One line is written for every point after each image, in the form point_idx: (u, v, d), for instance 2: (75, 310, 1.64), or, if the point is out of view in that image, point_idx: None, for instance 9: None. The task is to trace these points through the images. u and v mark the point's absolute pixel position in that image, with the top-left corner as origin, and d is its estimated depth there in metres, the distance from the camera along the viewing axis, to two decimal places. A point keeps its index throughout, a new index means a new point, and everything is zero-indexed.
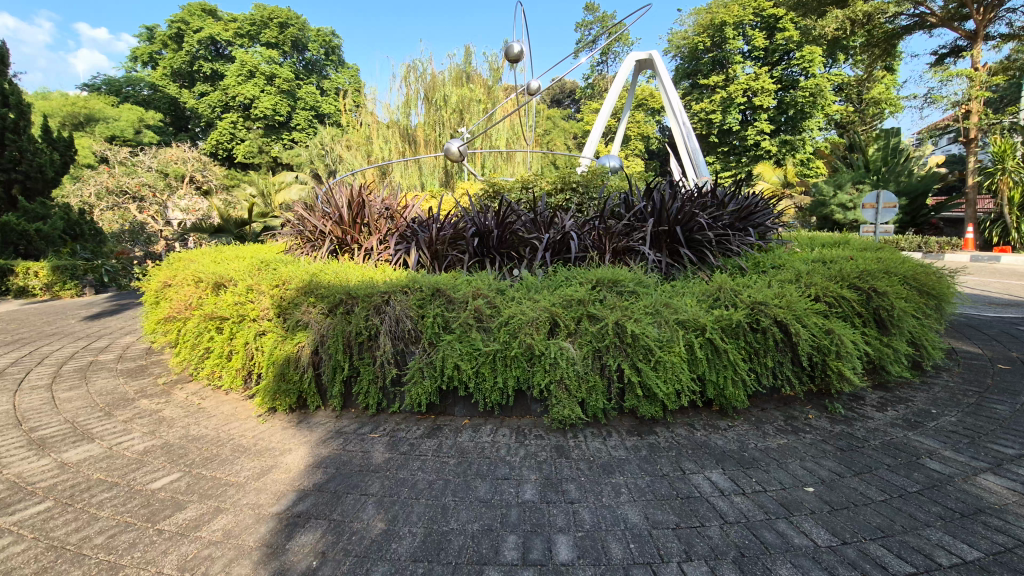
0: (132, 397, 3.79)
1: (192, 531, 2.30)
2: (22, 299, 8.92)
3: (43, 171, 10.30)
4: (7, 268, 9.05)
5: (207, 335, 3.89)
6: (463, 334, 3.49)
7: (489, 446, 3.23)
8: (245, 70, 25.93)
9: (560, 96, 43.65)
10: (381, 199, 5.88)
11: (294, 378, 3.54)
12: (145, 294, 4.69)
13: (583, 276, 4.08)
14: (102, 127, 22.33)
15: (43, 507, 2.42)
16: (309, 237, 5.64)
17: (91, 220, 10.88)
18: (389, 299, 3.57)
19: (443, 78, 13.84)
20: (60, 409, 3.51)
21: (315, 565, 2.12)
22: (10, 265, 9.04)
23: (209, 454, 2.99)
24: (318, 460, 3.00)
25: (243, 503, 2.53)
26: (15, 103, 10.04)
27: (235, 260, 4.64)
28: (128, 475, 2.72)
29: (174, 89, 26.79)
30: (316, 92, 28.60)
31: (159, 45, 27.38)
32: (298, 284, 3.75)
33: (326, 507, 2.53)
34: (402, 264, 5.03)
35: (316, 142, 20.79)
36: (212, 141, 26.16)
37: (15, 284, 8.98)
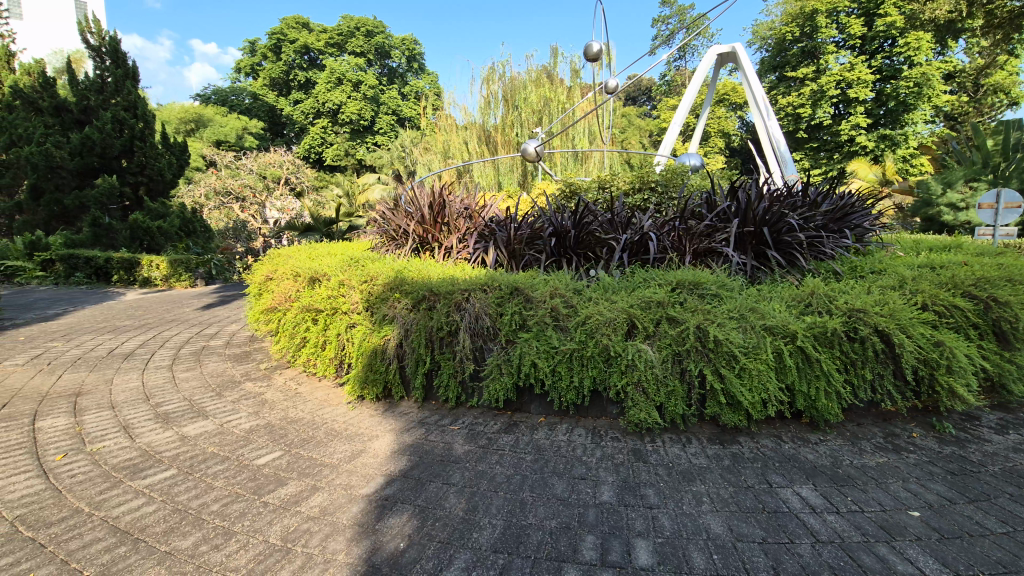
0: (239, 380, 4.16)
1: (293, 505, 2.50)
2: (145, 288, 10.02)
3: (163, 174, 11.37)
4: (134, 261, 10.20)
5: (304, 326, 4.20)
6: (541, 333, 3.52)
7: (564, 445, 3.24)
8: (335, 77, 27.58)
9: (637, 93, 42.64)
10: (460, 199, 6.04)
11: (381, 369, 3.75)
12: (250, 286, 5.13)
13: (662, 277, 3.99)
14: (210, 133, 24.56)
15: (169, 474, 2.71)
16: (393, 236, 5.90)
17: (202, 219, 12.01)
18: (469, 296, 3.68)
19: (522, 78, 14.02)
20: (179, 388, 3.91)
21: (402, 547, 2.23)
22: (137, 259, 10.19)
23: (306, 436, 3.23)
24: (402, 447, 3.15)
25: (337, 483, 2.71)
26: (145, 113, 11.28)
27: (327, 256, 4.95)
28: (238, 450, 2.99)
29: (272, 97, 28.99)
30: (397, 97, 29.82)
31: (260, 56, 29.70)
32: (385, 280, 3.94)
33: (412, 492, 2.65)
34: (480, 262, 5.16)
35: (399, 144, 21.73)
36: (305, 145, 28.04)
37: (140, 275, 10.11)
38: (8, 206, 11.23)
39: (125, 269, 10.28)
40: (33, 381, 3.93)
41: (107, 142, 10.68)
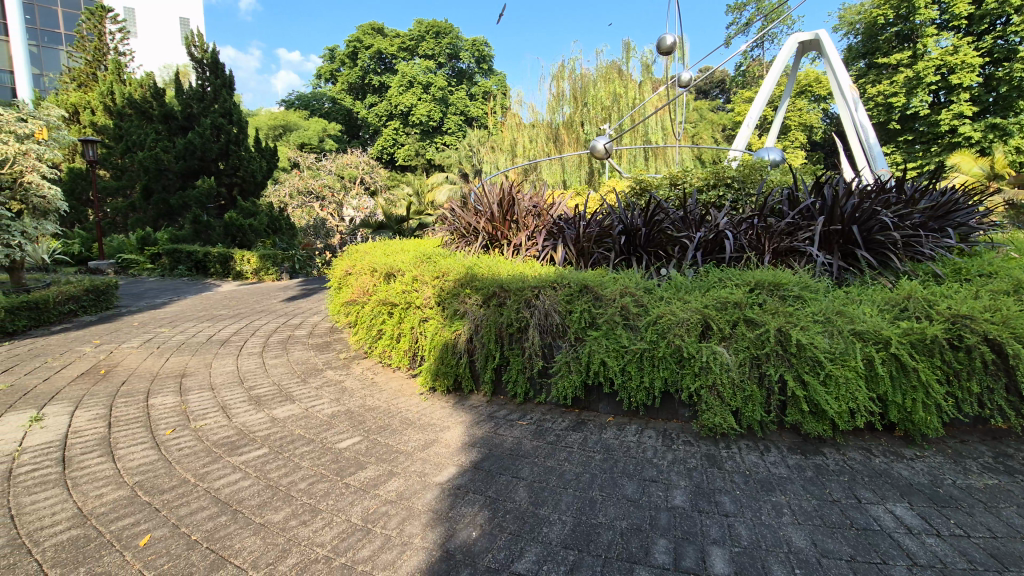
0: (321, 368, 4.42)
1: (372, 489, 2.62)
2: (238, 281, 10.85)
3: (254, 175, 12.23)
4: (228, 256, 11.05)
5: (380, 318, 4.39)
6: (610, 331, 3.48)
7: (634, 446, 3.18)
8: (406, 81, 28.55)
9: (710, 87, 41.00)
10: (529, 197, 6.06)
11: (452, 362, 3.85)
12: (331, 280, 5.43)
13: (739, 276, 3.81)
14: (295, 137, 26.20)
15: (261, 452, 2.93)
16: (463, 233, 6.04)
17: (287, 217, 12.81)
18: (539, 293, 3.70)
19: (592, 75, 13.89)
20: (268, 373, 4.21)
21: (475, 535, 2.28)
22: (230, 253, 11.02)
23: (382, 423, 3.38)
24: (473, 439, 3.22)
25: (412, 470, 2.82)
26: (239, 120, 12.24)
27: (401, 253, 5.15)
28: (322, 434, 3.18)
29: (349, 101, 30.45)
30: (466, 97, 30.37)
31: (339, 63, 31.27)
32: (457, 276, 4.04)
33: (483, 483, 2.71)
34: (549, 260, 5.17)
35: (467, 143, 22.17)
36: (379, 147, 29.21)
37: (234, 269, 10.96)
38: (124, 205, 12.53)
39: (220, 263, 11.15)
40: (146, 362, 4.36)
41: (206, 147, 11.62)
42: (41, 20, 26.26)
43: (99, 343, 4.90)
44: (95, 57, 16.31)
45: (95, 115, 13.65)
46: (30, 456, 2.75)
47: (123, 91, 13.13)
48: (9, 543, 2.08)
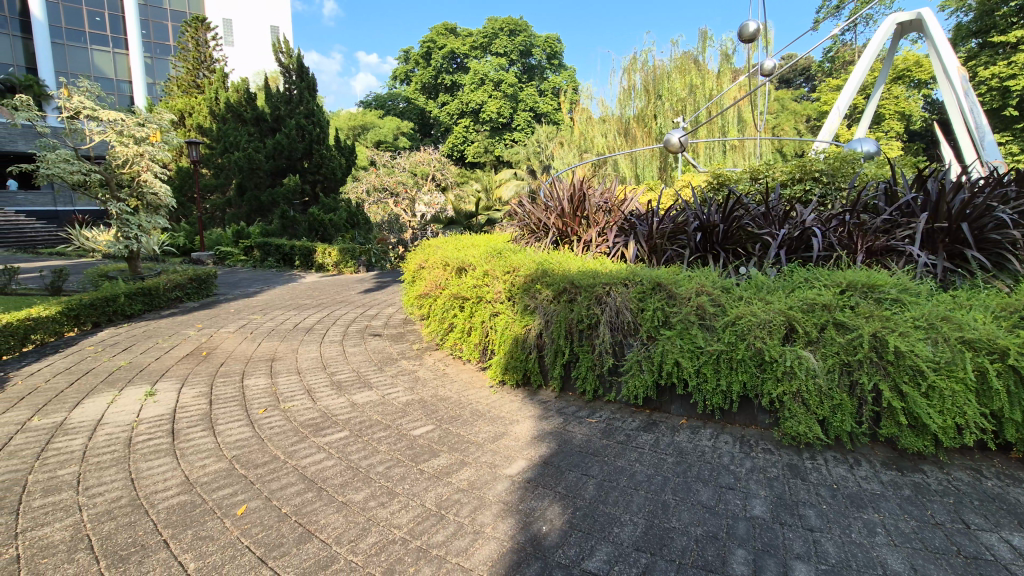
0: (395, 357, 4.60)
1: (445, 476, 2.69)
2: (320, 272, 11.51)
3: (334, 173, 12.86)
4: (312, 249, 11.75)
5: (452, 312, 4.50)
6: (685, 331, 3.35)
7: (709, 450, 3.06)
8: (478, 78, 29.03)
9: (793, 74, 38.55)
10: (600, 192, 5.96)
11: (522, 357, 3.89)
12: (405, 273, 5.61)
13: (827, 277, 3.55)
14: (372, 135, 27.38)
15: (342, 434, 3.10)
16: (533, 229, 6.03)
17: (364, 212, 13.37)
18: (610, 290, 3.64)
19: (665, 66, 13.48)
20: (347, 361, 4.43)
21: (545, 530, 2.29)
22: (314, 247, 11.72)
23: (453, 413, 3.47)
24: (542, 434, 3.23)
25: (482, 461, 2.87)
26: (322, 120, 12.91)
27: (472, 248, 5.24)
28: (397, 421, 3.31)
29: (422, 101, 31.40)
30: (535, 93, 30.37)
31: (413, 64, 32.28)
32: (527, 271, 4.05)
33: (553, 479, 2.71)
34: (619, 256, 5.07)
35: (536, 139, 22.17)
36: (449, 144, 29.87)
37: (317, 262, 11.64)
38: (221, 202, 13.64)
39: (304, 255, 11.88)
40: (241, 346, 4.73)
41: (292, 147, 12.38)
42: (154, 34, 28.92)
43: (201, 328, 5.37)
44: (198, 65, 17.78)
45: (197, 119, 14.89)
46: (145, 427, 3.05)
47: (222, 96, 14.24)
48: (130, 503, 2.32)
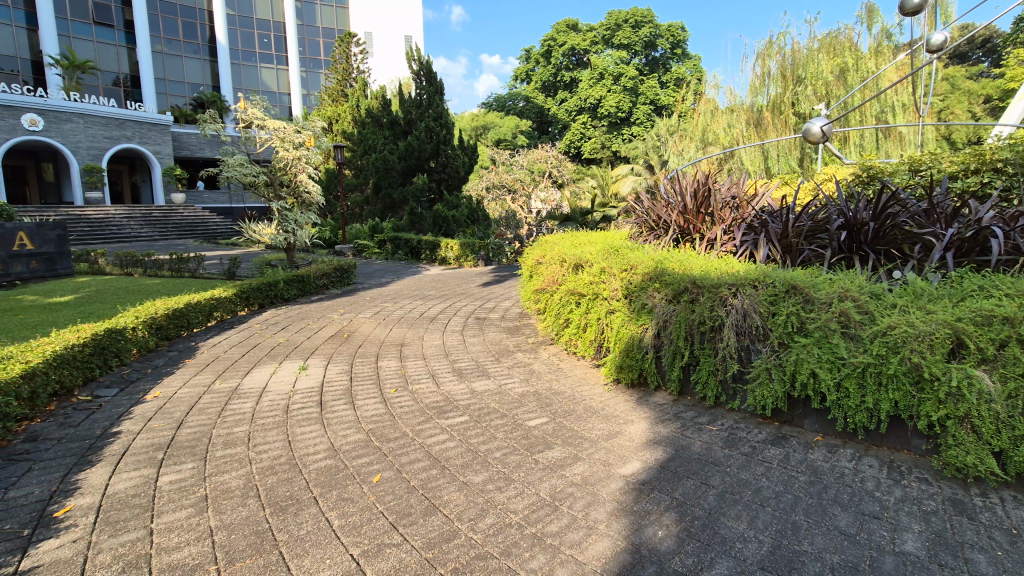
0: (512, 349, 4.75)
1: (559, 469, 2.74)
2: (443, 265, 12.21)
3: (458, 171, 13.58)
4: (437, 243, 12.50)
5: (569, 307, 4.54)
6: (824, 339, 3.04)
7: (850, 473, 2.75)
8: (597, 73, 28.75)
9: (970, 48, 32.80)
10: (728, 187, 5.60)
11: (638, 356, 3.81)
12: (523, 268, 5.76)
13: (1012, 285, 2.98)
14: (492, 134, 28.30)
15: (463, 418, 3.28)
16: (652, 226, 5.81)
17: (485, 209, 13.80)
18: (737, 291, 3.43)
19: (807, 50, 12.26)
20: (467, 350, 4.66)
21: (661, 535, 2.24)
22: (439, 241, 12.45)
23: (568, 408, 3.51)
24: (658, 437, 3.15)
25: (596, 457, 2.87)
26: (449, 122, 13.55)
27: (589, 244, 5.23)
28: (513, 410, 3.43)
29: (541, 99, 31.75)
30: (657, 85, 29.26)
31: (533, 62, 32.72)
32: (645, 270, 3.96)
33: (669, 484, 2.63)
34: (748, 256, 4.72)
35: (656, 133, 21.39)
36: (567, 141, 29.84)
37: (441, 255, 12.37)
38: (360, 199, 15.05)
39: (430, 249, 12.68)
40: (375, 331, 5.19)
41: (421, 148, 13.24)
42: (308, 50, 32.47)
43: (343, 312, 5.99)
44: (343, 76, 19.70)
45: (342, 125, 16.53)
46: (299, 396, 3.50)
47: (363, 104, 15.64)
48: (288, 461, 2.67)
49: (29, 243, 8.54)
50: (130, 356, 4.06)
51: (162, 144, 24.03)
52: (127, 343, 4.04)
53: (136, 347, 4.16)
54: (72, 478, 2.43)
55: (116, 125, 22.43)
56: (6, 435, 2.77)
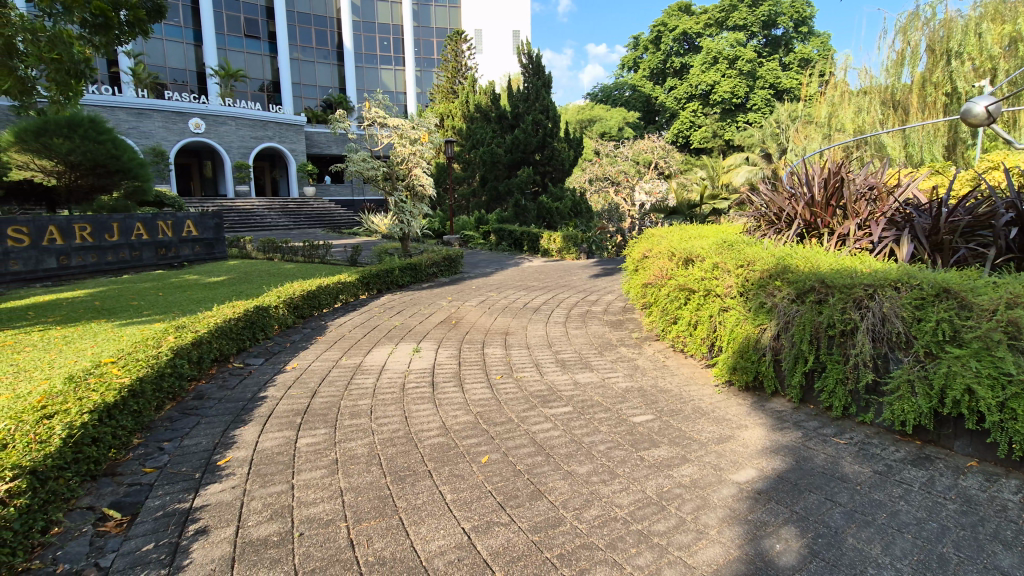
0: (615, 344, 4.68)
1: (667, 469, 2.66)
2: (545, 258, 12.28)
3: (562, 164, 13.59)
4: (539, 236, 12.58)
5: (677, 303, 4.37)
6: (984, 351, 2.62)
7: (1015, 508, 2.35)
8: (710, 57, 27.09)
9: None
10: (864, 176, 5.04)
11: (753, 358, 3.57)
12: (627, 262, 5.66)
13: None
14: (598, 127, 27.84)
15: (567, 409, 3.30)
16: (773, 220, 5.39)
17: (588, 202, 13.66)
18: (875, 293, 3.09)
19: (965, 18, 10.54)
20: (571, 342, 4.67)
21: (779, 549, 2.09)
22: (541, 234, 12.53)
23: (675, 407, 3.39)
24: (776, 445, 2.94)
25: (706, 461, 2.75)
26: (554, 115, 13.60)
27: (700, 238, 5.00)
28: (618, 405, 3.39)
29: (649, 87, 30.61)
30: (778, 68, 27.00)
31: (641, 49, 31.62)
32: (765, 266, 3.71)
33: (788, 496, 2.44)
34: (888, 254, 4.20)
35: (775, 119, 19.79)
36: (674, 130, 28.57)
37: (543, 247, 12.43)
38: (467, 192, 15.60)
39: (532, 240, 12.80)
40: (481, 319, 5.39)
41: (527, 141, 13.38)
42: (422, 50, 34.20)
43: (451, 300, 6.28)
44: (453, 73, 20.52)
45: (453, 121, 17.22)
46: (413, 376, 3.74)
47: (473, 99, 16.17)
48: (405, 435, 2.87)
49: (195, 231, 9.93)
50: (272, 330, 4.58)
51: (296, 143, 26.65)
52: (270, 319, 4.56)
53: (278, 323, 4.71)
54: (230, 433, 2.81)
55: (260, 126, 25.25)
56: (181, 392, 3.26)
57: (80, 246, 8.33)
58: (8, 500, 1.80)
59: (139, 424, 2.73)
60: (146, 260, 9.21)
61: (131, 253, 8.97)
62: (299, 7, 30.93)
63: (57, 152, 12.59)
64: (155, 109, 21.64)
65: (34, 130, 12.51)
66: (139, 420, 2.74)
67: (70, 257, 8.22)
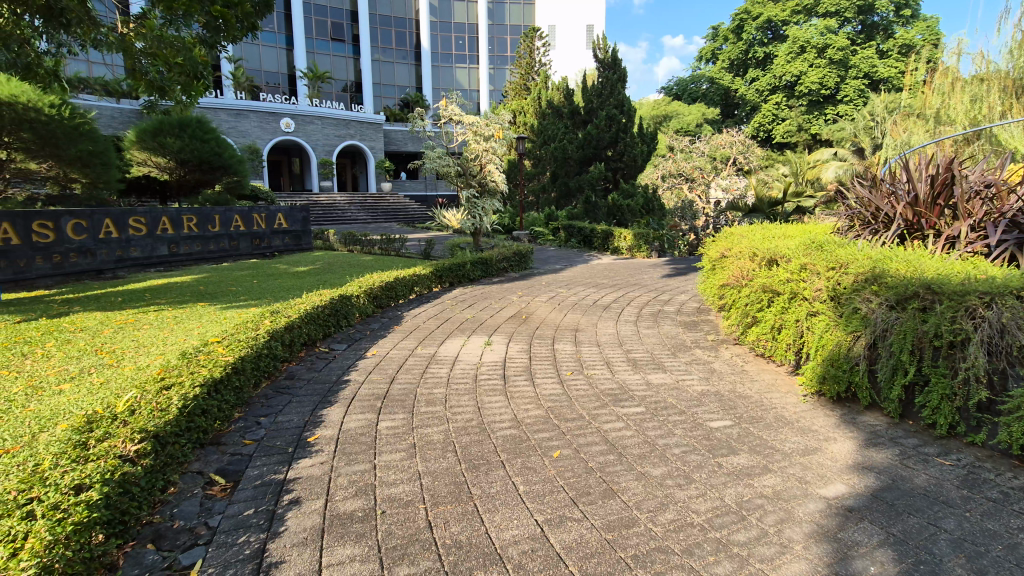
0: (690, 345, 4.54)
1: (746, 478, 2.54)
2: (615, 256, 12.08)
3: (636, 159, 13.30)
4: (610, 233, 12.37)
5: (760, 305, 4.16)
6: None
7: None
8: (797, 47, 25.46)
9: None
10: (979, 172, 4.54)
11: (844, 367, 3.32)
12: (703, 261, 5.46)
13: None
14: (674, 122, 26.96)
15: (639, 410, 3.24)
16: (869, 220, 4.98)
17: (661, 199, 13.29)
18: (992, 302, 2.79)
19: None
20: (643, 341, 4.57)
21: (873, 572, 1.94)
22: (612, 231, 12.32)
23: (756, 414, 3.24)
24: (869, 461, 2.73)
25: (790, 472, 2.61)
26: (629, 110, 13.34)
27: (786, 238, 4.73)
28: (693, 408, 3.28)
29: (728, 79, 29.23)
30: (874, 56, 24.92)
31: (721, 40, 30.25)
32: (861, 270, 3.45)
33: (884, 517, 2.26)
34: (1007, 260, 3.76)
35: (870, 111, 18.31)
36: (755, 124, 27.15)
37: (613, 245, 12.23)
38: (538, 188, 15.65)
39: (602, 238, 12.61)
40: (551, 314, 5.41)
41: (600, 137, 13.23)
42: (496, 47, 34.61)
43: (522, 294, 6.34)
44: (526, 70, 20.68)
45: (525, 117, 17.33)
46: (485, 368, 3.82)
47: (546, 95, 16.18)
48: (478, 425, 2.93)
49: (285, 223, 10.66)
50: (354, 318, 4.83)
51: (375, 140, 27.84)
52: (353, 307, 4.82)
53: (360, 312, 4.97)
54: (319, 412, 2.99)
55: (342, 125, 26.57)
56: (275, 372, 3.52)
57: (187, 236, 9.14)
58: (136, 460, 2.01)
59: (239, 400, 2.97)
60: (243, 250, 10.00)
61: (230, 243, 9.78)
62: (381, 10, 32.24)
63: (170, 150, 13.92)
64: (250, 109, 23.32)
65: (152, 129, 13.90)
66: (240, 396, 2.98)
67: (178, 245, 9.02)
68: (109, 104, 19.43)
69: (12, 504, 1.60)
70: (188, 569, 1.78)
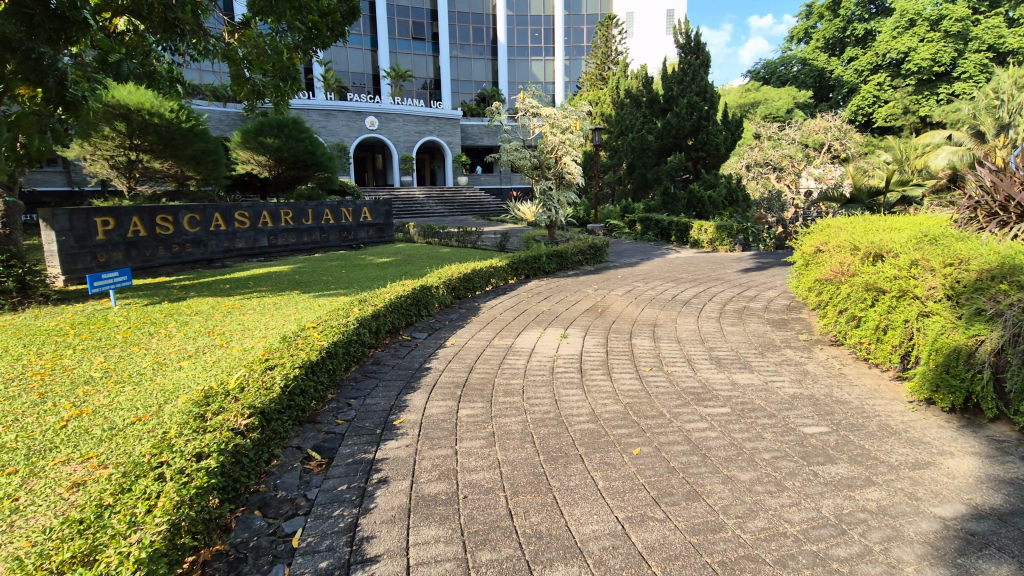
0: (780, 345, 4.27)
1: (847, 489, 2.35)
2: (694, 249, 11.61)
3: (718, 148, 12.70)
4: (689, 225, 11.93)
5: (862, 303, 3.82)
6: None
7: None
8: (904, 20, 23.09)
9: None
10: None
11: (964, 374, 2.94)
12: (795, 256, 5.11)
13: None
14: (762, 109, 25.29)
15: (725, 410, 3.09)
16: (997, 210, 4.41)
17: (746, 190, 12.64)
18: None
19: None
20: (727, 339, 4.36)
21: None
22: (690, 223, 11.88)
23: (856, 421, 2.99)
24: (994, 480, 2.44)
25: (898, 486, 2.38)
26: (713, 96, 12.70)
27: (893, 230, 4.32)
28: (783, 411, 3.09)
29: (822, 60, 26.89)
30: (1001, 25, 22.07)
31: (816, 17, 27.93)
32: (985, 267, 3.12)
33: (1015, 543, 2.01)
34: None
35: (994, 88, 16.26)
36: (851, 107, 24.57)
37: (693, 237, 11.77)
38: (613, 180, 15.32)
39: (681, 231, 12.16)
40: (628, 308, 5.29)
41: (680, 125, 12.72)
42: (572, 38, 34.24)
43: (597, 288, 6.25)
44: (602, 60, 20.29)
45: (602, 108, 16.99)
46: (562, 361, 3.80)
47: (624, 85, 15.77)
48: (556, 418, 2.93)
49: (369, 217, 11.20)
50: (434, 308, 4.98)
51: (452, 136, 28.53)
52: (432, 297, 4.97)
53: (439, 302, 5.12)
54: (403, 397, 3.12)
55: (422, 122, 27.40)
56: (363, 357, 3.71)
57: (283, 229, 9.85)
58: (246, 433, 2.21)
59: (332, 381, 3.16)
60: (332, 242, 10.63)
61: (320, 236, 10.43)
62: (460, 7, 32.89)
63: (268, 149, 14.96)
64: (339, 109, 24.64)
65: (255, 130, 14.98)
66: (333, 377, 3.18)
67: (276, 237, 9.75)
68: (217, 108, 21.25)
69: (147, 466, 1.82)
70: (290, 537, 1.93)
